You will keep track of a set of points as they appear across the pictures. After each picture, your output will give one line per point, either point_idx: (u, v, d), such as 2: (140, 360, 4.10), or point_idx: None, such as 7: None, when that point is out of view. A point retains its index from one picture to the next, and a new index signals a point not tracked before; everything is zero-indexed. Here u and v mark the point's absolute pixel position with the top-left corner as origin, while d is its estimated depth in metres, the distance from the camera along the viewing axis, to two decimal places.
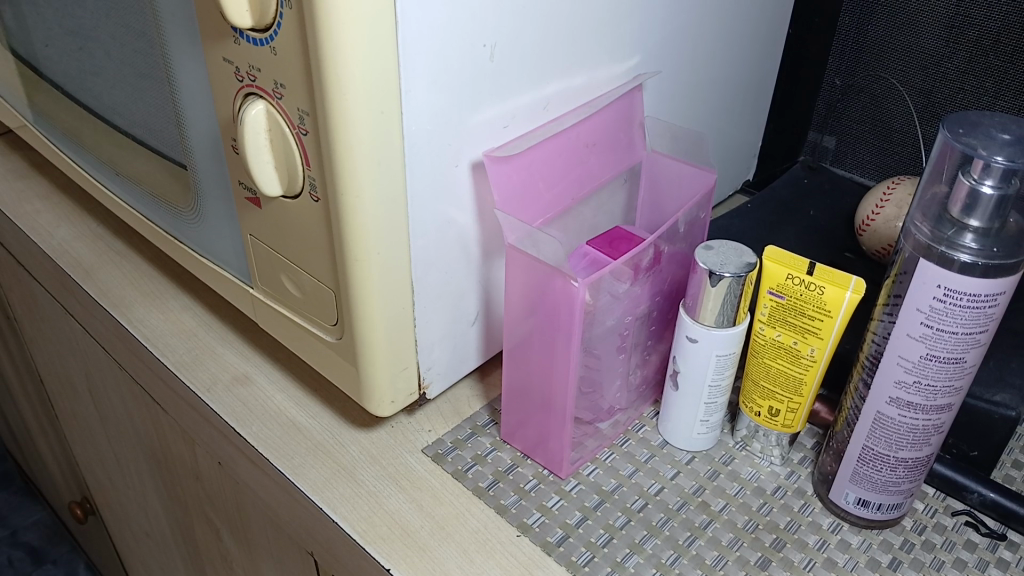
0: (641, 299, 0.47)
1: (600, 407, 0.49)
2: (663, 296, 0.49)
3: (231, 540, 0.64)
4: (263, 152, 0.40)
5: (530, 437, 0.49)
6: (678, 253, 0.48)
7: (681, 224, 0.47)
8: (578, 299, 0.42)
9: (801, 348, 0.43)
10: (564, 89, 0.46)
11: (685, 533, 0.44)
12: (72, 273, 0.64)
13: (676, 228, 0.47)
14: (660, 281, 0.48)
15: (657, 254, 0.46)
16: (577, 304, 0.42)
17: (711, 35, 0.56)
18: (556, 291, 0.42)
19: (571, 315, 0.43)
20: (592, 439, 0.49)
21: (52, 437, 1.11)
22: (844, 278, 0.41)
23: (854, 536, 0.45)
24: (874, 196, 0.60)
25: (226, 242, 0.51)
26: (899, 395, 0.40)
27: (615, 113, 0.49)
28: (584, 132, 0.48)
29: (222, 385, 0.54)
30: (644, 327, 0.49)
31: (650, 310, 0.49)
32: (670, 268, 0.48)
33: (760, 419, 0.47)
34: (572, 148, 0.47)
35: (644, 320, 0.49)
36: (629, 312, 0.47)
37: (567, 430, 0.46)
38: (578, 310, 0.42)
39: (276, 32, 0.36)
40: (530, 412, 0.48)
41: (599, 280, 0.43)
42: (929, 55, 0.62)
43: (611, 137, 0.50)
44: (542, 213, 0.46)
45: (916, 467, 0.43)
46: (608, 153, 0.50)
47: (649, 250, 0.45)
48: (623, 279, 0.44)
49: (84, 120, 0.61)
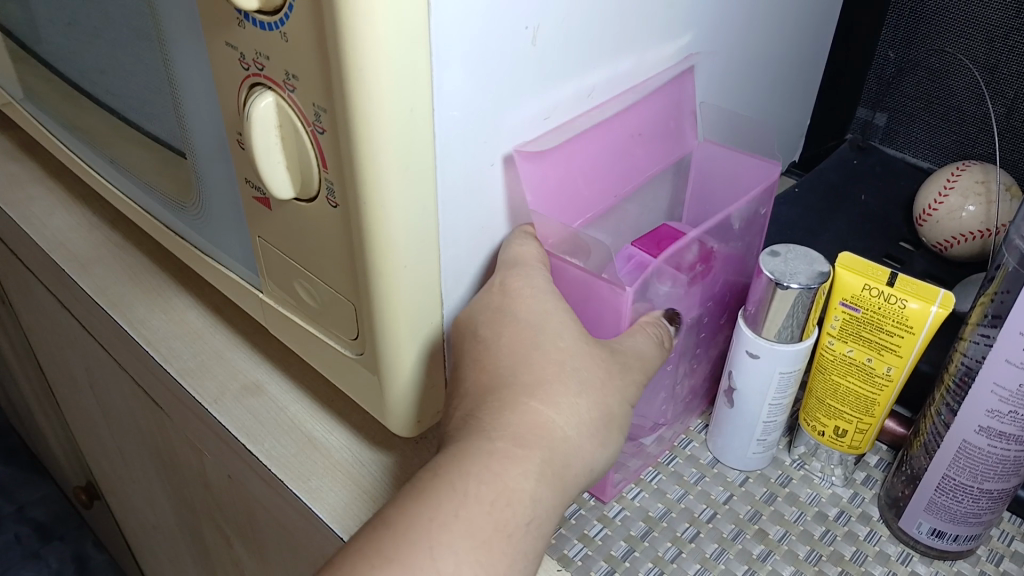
0: (689, 306, 0.43)
1: (646, 422, 0.45)
2: (715, 303, 0.45)
3: (244, 549, 0.60)
4: (274, 151, 0.36)
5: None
6: (732, 254, 0.44)
7: (736, 221, 0.43)
8: (624, 308, 0.39)
9: (876, 366, 0.39)
10: (612, 77, 0.41)
11: (743, 567, 0.41)
12: (66, 267, 0.60)
13: (729, 226, 0.42)
14: (712, 287, 0.44)
15: (704, 252, 0.42)
16: (623, 314, 0.39)
17: (765, 7, 0.51)
18: (601, 298, 0.39)
19: (615, 321, 0.40)
20: (638, 457, 0.45)
21: (54, 421, 1.07)
22: (930, 291, 0.37)
23: (925, 567, 0.41)
24: (938, 180, 0.55)
25: (233, 242, 0.47)
26: (989, 424, 0.35)
27: (659, 99, 0.44)
28: (627, 122, 0.43)
29: (231, 395, 0.50)
30: (694, 336, 0.45)
31: (700, 318, 0.44)
32: (722, 272, 0.44)
33: (824, 439, 0.43)
34: (619, 139, 0.43)
35: (694, 328, 0.44)
36: (678, 321, 0.42)
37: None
38: (625, 318, 0.39)
39: (287, 16, 0.31)
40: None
41: (644, 283, 0.39)
42: (996, 27, 0.56)
43: (657, 126, 0.45)
44: (585, 212, 0.42)
45: (1001, 499, 0.38)
46: (657, 143, 0.45)
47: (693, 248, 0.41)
48: (667, 283, 0.41)
49: (75, 102, 0.56)
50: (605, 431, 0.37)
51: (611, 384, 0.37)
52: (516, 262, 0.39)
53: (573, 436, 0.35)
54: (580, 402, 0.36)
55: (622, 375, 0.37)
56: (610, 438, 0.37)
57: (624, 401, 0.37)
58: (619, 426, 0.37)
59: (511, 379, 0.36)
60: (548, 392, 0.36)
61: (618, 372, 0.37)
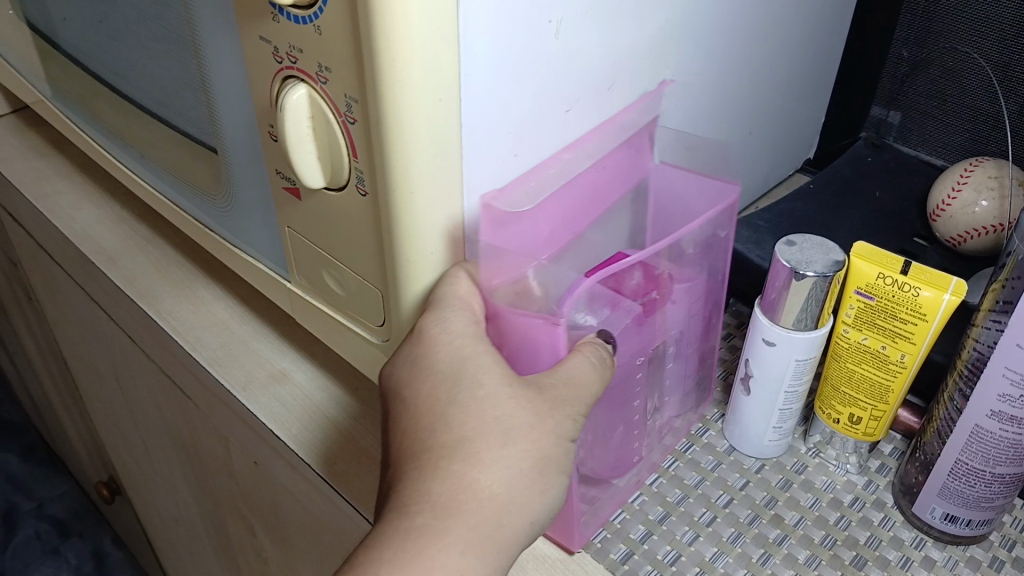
0: (649, 336, 0.43)
1: (620, 464, 0.44)
2: (677, 330, 0.45)
3: (267, 536, 0.61)
4: (305, 141, 0.37)
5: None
6: (687, 278, 0.43)
7: (690, 247, 0.42)
8: (560, 339, 0.38)
9: (890, 353, 0.40)
10: (590, 91, 0.41)
11: (759, 550, 0.42)
12: (96, 259, 0.61)
13: (681, 250, 0.42)
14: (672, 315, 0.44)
15: (652, 285, 0.42)
16: (559, 344, 0.38)
17: (781, 4, 0.52)
18: (534, 330, 0.39)
19: (552, 354, 0.39)
20: (615, 502, 0.44)
21: (76, 417, 1.09)
22: (944, 279, 0.38)
23: (939, 552, 0.42)
24: (951, 177, 0.56)
25: (261, 233, 0.48)
26: (1001, 408, 0.36)
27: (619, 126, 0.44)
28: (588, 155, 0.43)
29: (258, 383, 0.51)
30: (657, 368, 0.45)
31: (660, 348, 0.44)
32: (679, 299, 0.44)
33: (839, 427, 0.44)
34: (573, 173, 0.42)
35: (655, 360, 0.44)
36: (639, 352, 0.42)
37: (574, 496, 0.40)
38: (563, 347, 0.39)
39: (322, 10, 0.32)
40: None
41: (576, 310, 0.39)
42: (1010, 25, 0.57)
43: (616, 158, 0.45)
44: (547, 248, 0.42)
45: (1013, 483, 0.39)
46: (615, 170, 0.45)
47: (637, 274, 0.42)
48: (600, 311, 0.40)
49: (104, 98, 0.57)
50: (541, 473, 0.35)
51: (537, 427, 0.35)
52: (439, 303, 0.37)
53: (504, 489, 0.34)
54: (507, 451, 0.34)
55: (553, 414, 0.36)
56: (549, 479, 0.35)
57: (557, 440, 0.36)
58: (557, 467, 0.36)
59: (432, 440, 0.35)
60: (471, 448, 0.34)
61: (547, 413, 0.36)
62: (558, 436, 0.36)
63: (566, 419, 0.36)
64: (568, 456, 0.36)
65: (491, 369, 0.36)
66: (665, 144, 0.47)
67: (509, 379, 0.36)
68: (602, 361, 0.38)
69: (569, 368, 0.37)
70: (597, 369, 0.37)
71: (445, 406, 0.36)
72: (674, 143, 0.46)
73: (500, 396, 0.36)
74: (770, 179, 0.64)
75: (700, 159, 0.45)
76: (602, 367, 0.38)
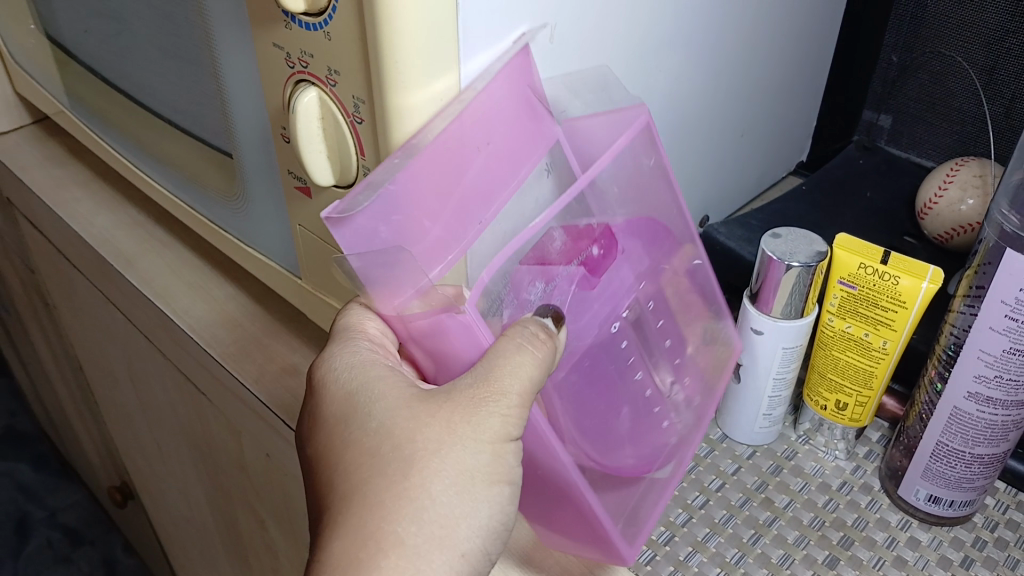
0: (620, 296, 0.40)
1: (646, 453, 0.41)
2: (650, 275, 0.41)
3: (278, 530, 0.63)
4: (315, 141, 0.39)
5: (582, 544, 0.39)
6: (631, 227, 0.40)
7: (614, 184, 0.38)
8: (471, 324, 0.33)
9: (872, 340, 0.42)
10: None
11: (750, 531, 0.43)
12: (113, 261, 0.64)
13: (606, 190, 0.38)
14: (637, 258, 0.40)
15: (580, 244, 0.38)
16: (474, 330, 0.33)
17: (770, 11, 0.54)
18: (445, 329, 0.34)
19: (474, 347, 0.34)
20: (661, 493, 0.40)
21: (90, 423, 1.11)
22: (921, 268, 0.40)
23: (924, 533, 0.43)
24: (938, 176, 0.58)
25: (273, 231, 0.50)
26: (978, 390, 0.38)
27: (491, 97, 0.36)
28: (463, 137, 0.35)
29: (270, 376, 0.53)
30: (649, 332, 0.42)
31: (642, 307, 0.41)
32: (636, 240, 0.40)
33: (826, 413, 0.46)
34: (462, 148, 0.35)
35: (643, 325, 0.42)
36: (614, 317, 0.40)
37: (600, 514, 0.37)
38: (482, 333, 0.33)
39: (331, 17, 0.35)
40: (554, 509, 0.39)
41: (483, 296, 0.34)
42: (994, 29, 0.59)
43: (506, 131, 0.37)
44: (458, 244, 0.36)
45: (992, 464, 0.41)
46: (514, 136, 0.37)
47: (557, 238, 0.37)
48: (537, 282, 0.37)
49: (121, 106, 0.60)
50: (461, 490, 0.34)
51: (446, 445, 0.34)
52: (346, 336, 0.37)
53: (421, 523, 0.33)
54: (411, 483, 0.33)
55: (461, 421, 0.34)
56: (476, 492, 0.34)
57: (474, 451, 0.34)
58: (482, 476, 0.34)
59: (360, 459, 0.35)
60: (375, 488, 0.34)
61: (455, 424, 0.34)
62: (475, 445, 0.34)
63: (487, 420, 0.33)
64: (496, 463, 0.34)
65: (388, 397, 0.35)
66: (557, 96, 0.41)
67: (410, 400, 0.35)
68: (533, 336, 0.34)
69: (487, 368, 0.33)
70: (523, 350, 0.33)
71: (349, 449, 0.35)
72: (562, 91, 0.41)
73: (397, 424, 0.34)
74: (764, 180, 0.66)
75: (599, 100, 0.41)
76: (535, 345, 0.34)
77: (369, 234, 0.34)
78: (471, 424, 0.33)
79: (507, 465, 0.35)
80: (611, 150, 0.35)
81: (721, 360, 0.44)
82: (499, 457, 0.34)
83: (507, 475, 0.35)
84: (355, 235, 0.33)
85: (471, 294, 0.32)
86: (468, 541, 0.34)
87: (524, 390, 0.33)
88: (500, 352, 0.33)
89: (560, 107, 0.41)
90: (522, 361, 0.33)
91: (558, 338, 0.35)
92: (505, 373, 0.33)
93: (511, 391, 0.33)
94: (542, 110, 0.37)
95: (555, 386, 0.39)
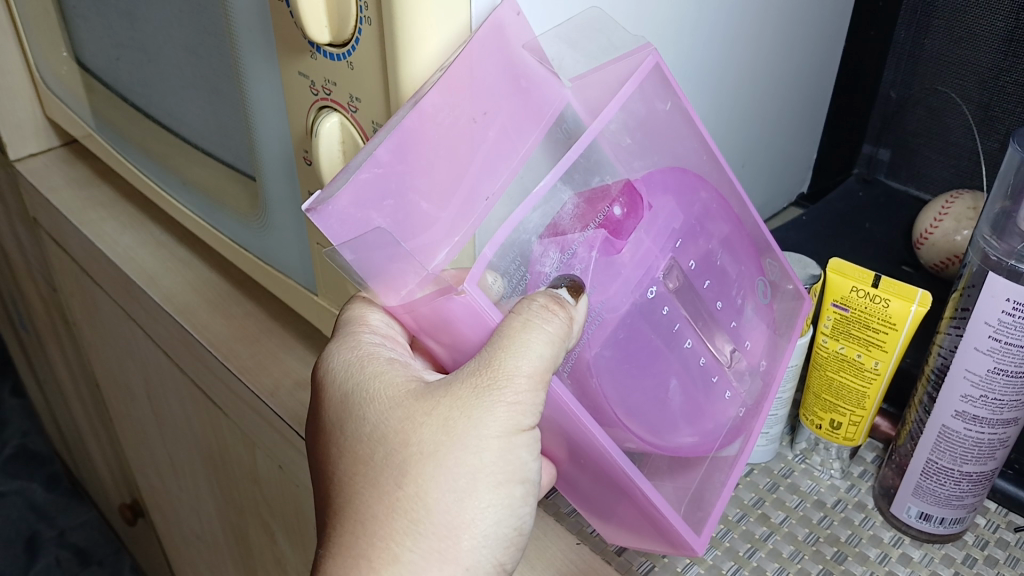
0: (653, 258, 0.40)
1: (708, 432, 0.42)
2: (684, 229, 0.42)
3: (287, 542, 0.65)
4: (336, 161, 0.42)
5: (641, 530, 0.41)
6: (658, 182, 0.41)
7: (628, 134, 0.39)
8: (475, 304, 0.33)
9: (865, 360, 0.47)
10: None
11: (746, 545, 0.45)
12: (136, 278, 0.66)
13: (624, 143, 0.39)
14: (671, 211, 0.41)
15: (595, 207, 0.38)
16: (480, 310, 0.34)
17: (770, 44, 0.56)
18: (449, 312, 0.34)
19: (482, 327, 0.35)
20: (729, 469, 0.42)
21: (104, 440, 1.13)
22: (910, 292, 0.45)
23: (915, 550, 0.45)
24: (932, 209, 0.60)
25: (292, 251, 0.52)
26: (965, 408, 0.42)
27: (484, 89, 0.36)
28: (460, 109, 0.36)
29: (286, 390, 0.56)
30: (696, 300, 0.42)
31: (682, 275, 0.42)
32: (662, 192, 0.41)
33: (821, 432, 0.50)
34: (453, 119, 0.36)
35: (688, 289, 0.42)
36: (649, 281, 0.40)
37: (654, 501, 0.38)
38: (487, 310, 0.34)
39: (354, 47, 0.37)
40: (614, 503, 0.41)
41: (485, 273, 0.34)
42: (987, 68, 0.62)
43: (510, 111, 0.38)
44: (468, 219, 0.37)
45: (980, 482, 0.44)
46: (513, 105, 0.38)
47: (568, 207, 0.37)
48: (550, 252, 0.37)
49: (147, 130, 0.63)
50: (461, 496, 0.35)
51: (443, 447, 0.35)
52: (349, 330, 0.40)
53: (417, 535, 0.35)
54: (406, 491, 0.35)
55: (458, 420, 0.35)
56: (478, 496, 0.36)
57: (475, 451, 0.35)
58: (484, 478, 0.36)
59: (365, 462, 0.37)
60: (374, 497, 0.36)
61: (452, 423, 0.35)
62: (476, 445, 0.35)
63: (492, 413, 0.35)
64: (501, 461, 0.36)
65: (384, 398, 0.37)
66: (558, 52, 0.40)
67: (408, 397, 0.37)
68: (543, 309, 0.34)
69: (491, 352, 0.34)
70: (531, 326, 0.34)
71: (350, 453, 0.38)
72: (562, 44, 0.40)
73: (392, 428, 0.37)
74: (766, 210, 0.68)
75: (600, 47, 0.40)
76: (545, 318, 0.34)
77: (363, 221, 0.34)
78: (470, 424, 0.35)
79: (517, 461, 0.36)
80: (615, 98, 0.37)
81: (785, 318, 0.47)
82: (504, 453, 0.36)
83: (515, 475, 0.36)
84: (346, 225, 0.34)
85: (470, 274, 0.33)
86: (472, 548, 0.36)
87: (536, 368, 0.34)
88: (506, 332, 0.34)
89: (563, 64, 0.39)
90: (527, 339, 0.33)
91: (575, 310, 0.35)
92: (511, 354, 0.34)
93: (519, 372, 0.34)
94: (546, 74, 0.38)
95: (589, 362, 0.38)
